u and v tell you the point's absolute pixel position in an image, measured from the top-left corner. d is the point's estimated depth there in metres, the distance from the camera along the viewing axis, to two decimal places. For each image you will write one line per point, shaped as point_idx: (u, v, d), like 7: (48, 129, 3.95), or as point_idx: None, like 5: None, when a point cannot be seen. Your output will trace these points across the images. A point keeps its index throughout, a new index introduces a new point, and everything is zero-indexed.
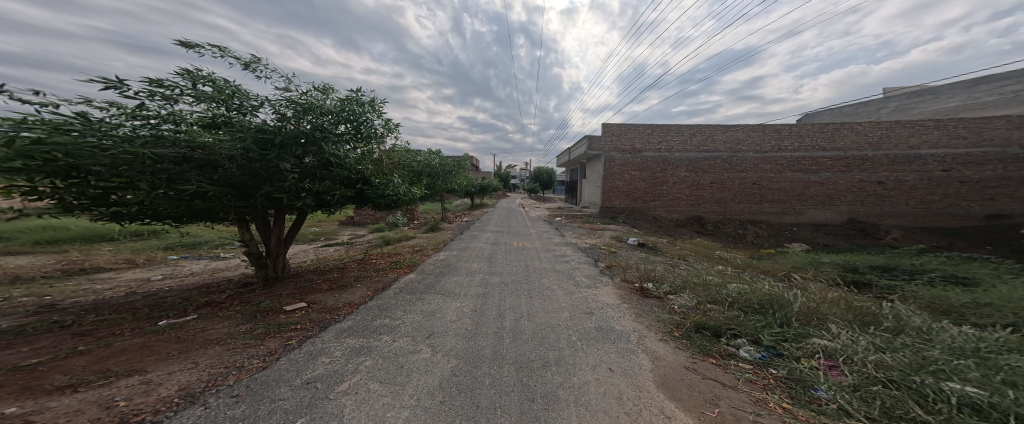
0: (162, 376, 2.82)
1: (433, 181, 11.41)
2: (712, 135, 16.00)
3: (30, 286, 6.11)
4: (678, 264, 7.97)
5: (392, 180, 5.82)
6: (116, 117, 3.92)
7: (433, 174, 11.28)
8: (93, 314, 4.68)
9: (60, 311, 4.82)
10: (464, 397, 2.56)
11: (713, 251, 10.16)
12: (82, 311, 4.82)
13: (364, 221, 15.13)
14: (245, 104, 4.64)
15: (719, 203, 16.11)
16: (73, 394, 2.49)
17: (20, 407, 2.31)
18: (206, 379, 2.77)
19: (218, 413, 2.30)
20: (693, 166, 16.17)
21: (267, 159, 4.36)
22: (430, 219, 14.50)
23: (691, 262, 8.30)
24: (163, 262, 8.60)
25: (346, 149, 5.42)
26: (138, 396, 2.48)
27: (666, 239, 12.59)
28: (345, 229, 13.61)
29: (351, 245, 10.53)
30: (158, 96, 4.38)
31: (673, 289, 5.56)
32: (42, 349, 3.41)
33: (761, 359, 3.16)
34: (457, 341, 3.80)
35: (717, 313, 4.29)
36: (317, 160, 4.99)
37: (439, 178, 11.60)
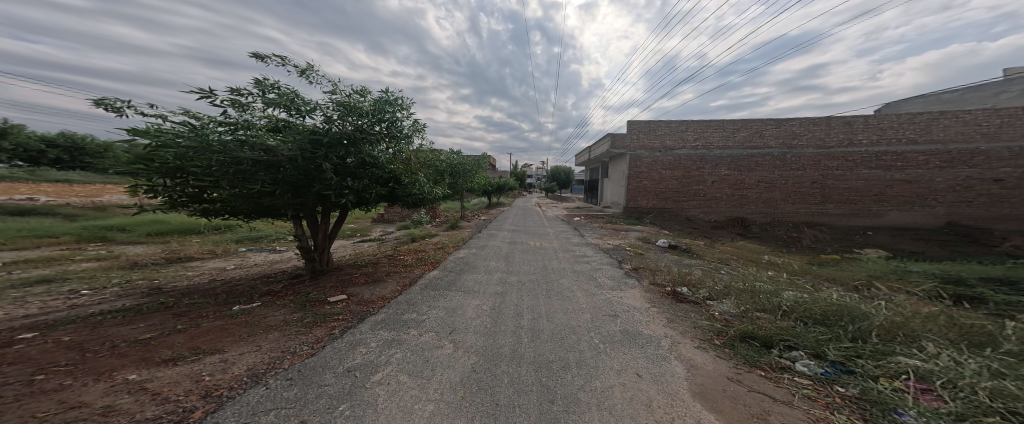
0: (232, 358, 3.11)
1: (455, 180, 11.65)
2: (761, 130, 15.11)
3: (143, 271, 7.11)
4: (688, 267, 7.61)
5: (418, 179, 6.01)
6: (205, 124, 4.39)
7: (455, 174, 11.50)
8: (189, 297, 5.27)
9: (165, 293, 5.53)
10: (483, 394, 2.60)
11: (760, 256, 9.56)
12: (181, 294, 5.46)
13: (392, 218, 15.73)
14: (303, 107, 5.01)
15: (768, 203, 15.18)
16: (173, 367, 2.87)
17: (137, 375, 2.71)
18: (268, 362, 3.03)
19: (276, 394, 2.51)
20: (735, 164, 15.36)
21: (315, 159, 4.72)
22: (450, 217, 14.86)
23: (735, 266, 7.85)
24: (237, 253, 9.49)
25: (380, 149, 5.64)
26: (218, 373, 2.79)
27: (703, 241, 12.00)
28: (377, 226, 14.28)
29: (382, 241, 11.01)
30: (237, 105, 4.85)
31: (713, 294, 5.31)
32: (154, 325, 3.94)
33: (825, 375, 2.90)
34: (477, 338, 3.87)
35: (765, 320, 4.08)
36: (356, 160, 5.24)
37: (459, 178, 11.78)
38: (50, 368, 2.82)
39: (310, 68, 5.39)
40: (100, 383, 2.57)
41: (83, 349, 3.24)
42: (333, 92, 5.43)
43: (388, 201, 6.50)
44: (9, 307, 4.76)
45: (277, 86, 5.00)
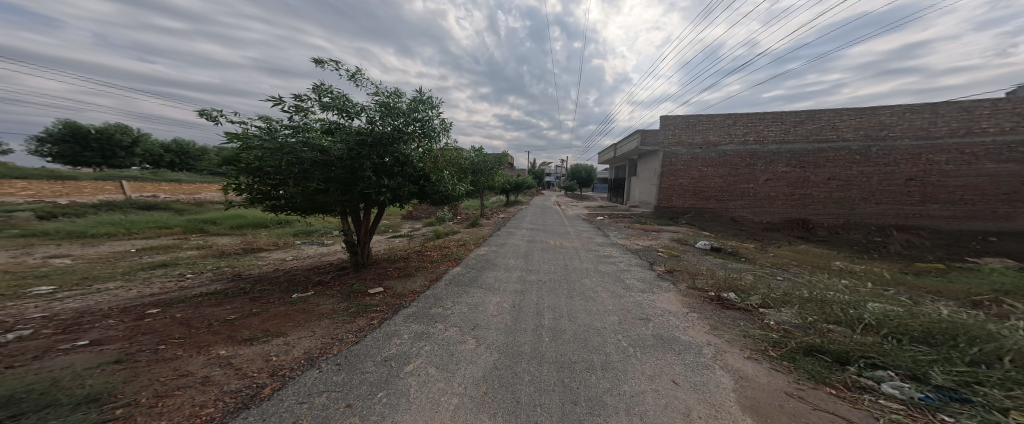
0: (286, 342, 3.45)
1: (477, 178, 11.88)
2: (834, 123, 13.45)
3: (227, 259, 8.14)
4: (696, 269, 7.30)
5: (445, 176, 6.26)
6: (274, 128, 4.95)
7: (477, 171, 11.78)
8: (262, 284, 5.94)
9: (244, 279, 6.31)
10: (505, 391, 2.67)
11: (828, 262, 8.60)
12: (256, 281, 6.19)
13: (419, 215, 16.39)
14: (351, 110, 5.39)
15: (843, 203, 13.38)
16: (251, 346, 3.31)
17: (225, 351, 3.17)
18: (319, 347, 3.36)
19: (327, 377, 2.79)
20: (795, 161, 13.97)
21: (360, 158, 5.10)
22: (470, 214, 15.19)
23: (795, 273, 7.15)
24: (294, 246, 10.42)
25: (413, 148, 5.88)
26: (282, 354, 3.16)
27: (753, 245, 11.02)
28: (405, 222, 14.97)
29: (410, 237, 11.54)
30: (299, 109, 5.35)
31: (765, 304, 4.93)
32: (238, 307, 4.53)
33: (926, 400, 2.47)
34: (498, 335, 3.95)
35: (828, 331, 3.72)
36: (392, 159, 5.53)
37: (481, 176, 12.03)
38: (170, 339, 3.41)
39: (355, 73, 5.68)
40: (200, 356, 3.05)
41: (187, 325, 3.81)
42: (376, 94, 5.76)
43: (418, 198, 6.75)
44: (138, 286, 5.71)
45: (331, 92, 5.38)
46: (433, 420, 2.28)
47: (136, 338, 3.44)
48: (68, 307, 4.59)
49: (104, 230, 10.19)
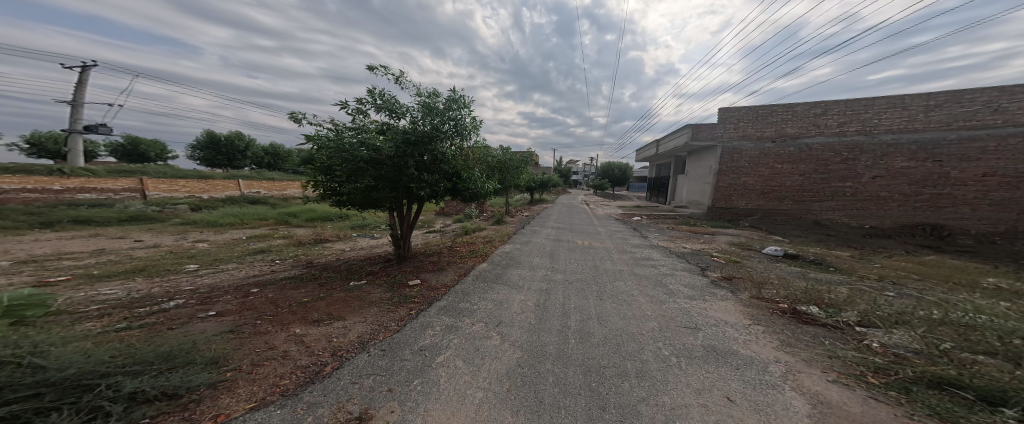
0: (339, 328, 3.71)
1: (503, 176, 11.96)
2: (998, 105, 10.09)
3: (302, 247, 9.28)
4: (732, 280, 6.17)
5: (474, 174, 6.39)
6: (340, 130, 5.46)
7: (503, 170, 11.88)
8: (327, 271, 6.61)
9: (316, 266, 7.10)
10: (528, 390, 2.62)
11: (965, 274, 6.75)
12: (325, 268, 6.98)
13: (450, 211, 16.98)
14: (397, 114, 5.72)
15: (1006, 207, 9.97)
16: (317, 327, 3.68)
17: (300, 329, 3.57)
18: (370, 332, 3.63)
19: (372, 361, 2.98)
20: (922, 152, 11.02)
21: (405, 156, 5.39)
22: (496, 212, 15.39)
23: (925, 290, 5.60)
24: (349, 237, 11.49)
25: (450, 146, 6.05)
26: (339, 336, 3.47)
27: (850, 253, 8.92)
28: (438, 218, 15.61)
29: (442, 232, 12.11)
30: (356, 112, 5.80)
31: (857, 322, 3.94)
32: (310, 291, 5.09)
33: None
34: (522, 333, 3.83)
35: (962, 366, 2.81)
36: (430, 157, 5.75)
37: (507, 173, 12.07)
38: (264, 316, 3.94)
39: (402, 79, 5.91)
40: (280, 334, 3.44)
41: (274, 306, 4.33)
42: (419, 95, 6.01)
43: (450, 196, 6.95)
44: (248, 267, 6.71)
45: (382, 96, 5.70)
46: (458, 411, 2.33)
47: (235, 314, 3.96)
48: (199, 283, 5.47)
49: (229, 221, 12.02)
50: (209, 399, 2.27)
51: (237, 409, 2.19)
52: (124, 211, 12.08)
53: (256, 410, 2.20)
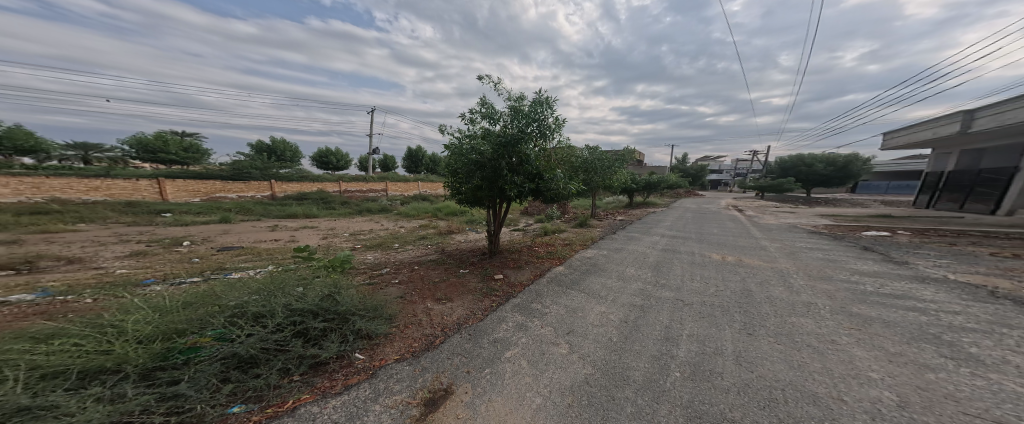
0: (438, 309, 3.44)
1: (589, 176, 11.22)
2: None
3: (450, 221, 10.28)
4: None
5: (557, 173, 4.77)
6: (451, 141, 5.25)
7: (589, 170, 11.16)
8: (460, 249, 6.30)
9: (466, 242, 7.05)
10: (595, 410, 1.91)
11: None
12: (470, 245, 6.60)
13: (531, 212, 17.10)
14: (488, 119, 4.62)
15: None
16: (435, 305, 3.55)
17: (429, 304, 3.54)
18: (470, 314, 3.35)
19: (457, 345, 2.69)
20: None
21: (491, 159, 4.58)
22: (579, 215, 14.62)
23: None
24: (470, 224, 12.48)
25: (535, 147, 4.77)
26: (447, 315, 3.29)
27: None
28: (522, 218, 15.72)
29: (524, 231, 12.15)
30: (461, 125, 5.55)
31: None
32: (443, 271, 4.82)
33: None
34: (599, 347, 2.70)
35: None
36: (514, 159, 4.66)
37: (594, 174, 11.21)
38: (418, 288, 4.06)
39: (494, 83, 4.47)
40: (417, 305, 3.52)
41: (424, 280, 4.37)
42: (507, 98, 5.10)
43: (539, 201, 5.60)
44: (423, 249, 6.66)
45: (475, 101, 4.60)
46: (515, 411, 1.91)
47: (405, 282, 4.30)
48: (402, 256, 6.08)
49: (421, 210, 12.40)
50: (374, 346, 2.58)
51: (391, 357, 2.45)
52: (374, 203, 15.15)
53: (395, 362, 2.39)
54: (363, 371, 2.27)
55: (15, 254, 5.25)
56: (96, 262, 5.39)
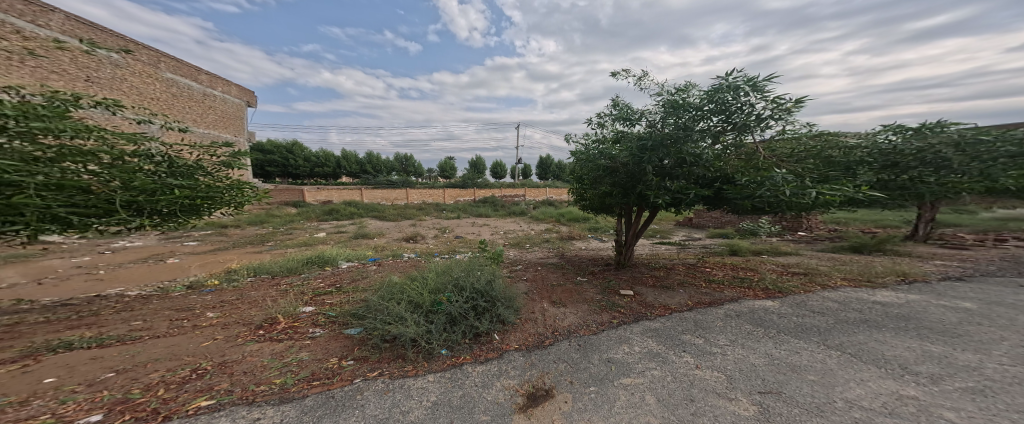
0: (553, 311, 3.07)
1: None
2: None
3: (584, 227, 9.95)
4: None
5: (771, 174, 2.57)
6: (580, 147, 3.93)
7: None
8: (580, 256, 5.73)
9: (593, 251, 6.45)
10: None
11: None
12: (592, 254, 5.85)
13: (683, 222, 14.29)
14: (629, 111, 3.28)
15: None
16: (550, 306, 3.21)
17: (546, 305, 3.23)
18: (584, 322, 2.81)
19: (563, 353, 2.30)
20: None
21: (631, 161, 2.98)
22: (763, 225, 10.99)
23: None
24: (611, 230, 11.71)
25: (707, 143, 2.85)
26: (560, 318, 2.90)
27: None
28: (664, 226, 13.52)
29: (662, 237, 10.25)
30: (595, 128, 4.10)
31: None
32: (565, 274, 4.51)
33: None
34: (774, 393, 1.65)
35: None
36: (672, 161, 2.86)
37: None
38: (537, 288, 3.84)
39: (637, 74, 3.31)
40: (532, 303, 3.26)
41: (544, 281, 4.22)
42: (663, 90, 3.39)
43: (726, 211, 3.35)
44: (542, 250, 6.83)
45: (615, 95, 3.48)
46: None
47: (531, 279, 4.35)
48: (527, 255, 6.42)
49: (550, 214, 12.83)
50: (504, 331, 2.61)
51: (513, 345, 2.42)
52: (516, 207, 16.31)
53: (515, 351, 2.34)
54: (494, 350, 2.35)
55: (409, 232, 9.60)
56: (428, 238, 8.77)
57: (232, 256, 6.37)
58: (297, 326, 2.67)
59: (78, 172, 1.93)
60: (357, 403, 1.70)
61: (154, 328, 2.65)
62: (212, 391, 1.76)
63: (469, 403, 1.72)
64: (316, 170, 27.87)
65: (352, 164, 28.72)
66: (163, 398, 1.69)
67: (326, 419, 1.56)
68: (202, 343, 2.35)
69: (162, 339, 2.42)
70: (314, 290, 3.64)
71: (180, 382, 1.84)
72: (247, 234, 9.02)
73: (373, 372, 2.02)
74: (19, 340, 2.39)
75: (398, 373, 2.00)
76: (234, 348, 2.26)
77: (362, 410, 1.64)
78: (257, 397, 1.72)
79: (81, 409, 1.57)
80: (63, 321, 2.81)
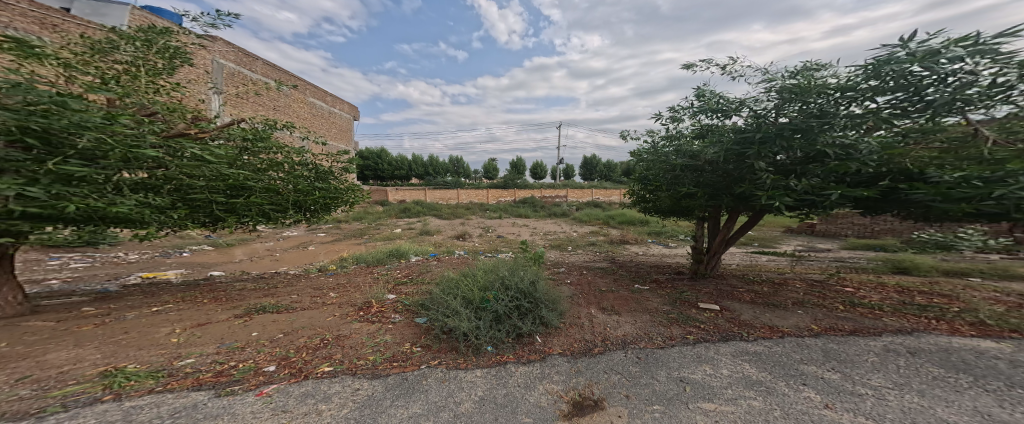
0: (603, 319, 2.76)
1: None
2: None
3: (637, 230, 9.29)
4: None
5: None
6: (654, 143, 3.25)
7: None
8: (632, 263, 5.26)
9: (648, 256, 5.89)
10: None
11: None
12: (642, 261, 5.32)
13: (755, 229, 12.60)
14: (722, 102, 2.75)
15: None
16: (599, 314, 2.86)
17: (594, 311, 2.92)
18: (644, 334, 2.43)
19: (620, 365, 2.01)
20: None
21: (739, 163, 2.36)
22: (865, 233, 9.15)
23: None
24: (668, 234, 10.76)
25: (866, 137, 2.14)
26: (614, 328, 2.57)
27: None
28: None
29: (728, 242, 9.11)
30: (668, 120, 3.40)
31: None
32: (616, 282, 4.12)
33: None
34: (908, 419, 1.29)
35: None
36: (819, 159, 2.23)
37: None
38: (582, 294, 3.53)
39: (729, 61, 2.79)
40: (578, 308, 2.99)
41: (591, 287, 3.94)
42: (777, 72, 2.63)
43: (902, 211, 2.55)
44: (589, 254, 6.47)
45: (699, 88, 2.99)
46: None
47: (576, 283, 4.10)
48: (572, 258, 6.14)
49: (596, 217, 12.31)
50: (546, 334, 2.43)
51: (556, 349, 2.23)
52: (558, 208, 15.97)
53: (558, 355, 2.15)
54: (534, 352, 2.19)
55: (460, 231, 9.87)
56: (470, 236, 8.87)
57: (340, 246, 7.46)
58: (386, 311, 2.84)
59: (274, 178, 3.09)
60: (420, 388, 1.71)
61: (302, 301, 3.07)
62: (332, 360, 1.98)
63: (513, 402, 1.60)
64: (398, 173, 29.52)
65: (414, 166, 30.80)
66: (306, 360, 1.97)
67: (394, 400, 1.58)
68: (328, 316, 2.66)
69: (303, 311, 2.77)
70: (394, 279, 3.91)
71: (313, 348, 2.13)
72: (355, 227, 10.40)
73: (437, 361, 2.04)
74: (244, 301, 3.07)
75: (456, 364, 2.00)
76: (345, 325, 2.49)
77: (424, 395, 1.65)
78: (357, 370, 1.87)
79: (267, 359, 1.97)
80: (259, 290, 3.49)
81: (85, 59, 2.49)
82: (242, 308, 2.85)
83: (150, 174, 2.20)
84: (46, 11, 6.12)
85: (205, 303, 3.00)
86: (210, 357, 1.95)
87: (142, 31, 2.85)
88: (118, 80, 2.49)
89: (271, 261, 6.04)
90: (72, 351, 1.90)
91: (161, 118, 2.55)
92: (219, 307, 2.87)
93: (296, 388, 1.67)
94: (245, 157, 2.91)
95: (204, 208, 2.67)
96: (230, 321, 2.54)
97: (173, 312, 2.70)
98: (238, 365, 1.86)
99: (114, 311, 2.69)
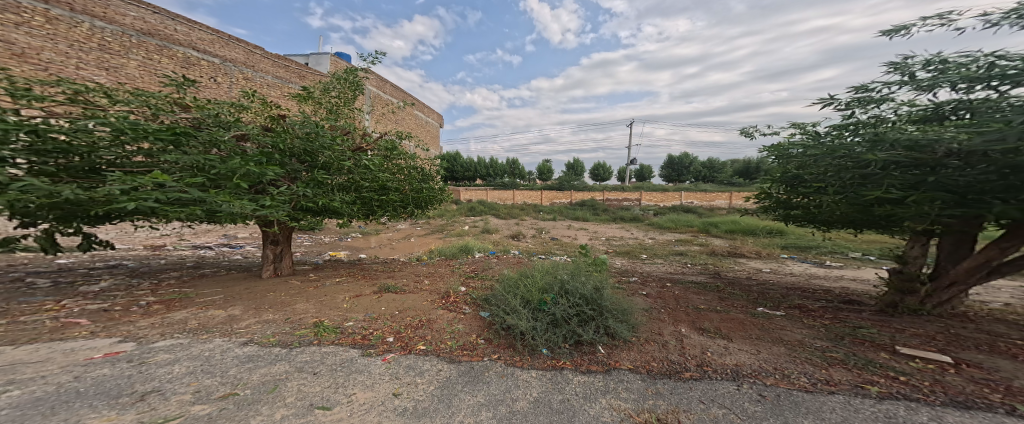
0: (701, 342, 2.17)
1: None
2: None
3: (746, 243, 7.80)
4: (78, 371, 1.36)
5: None
6: (839, 131, 2.50)
7: None
8: (749, 282, 4.33)
9: (771, 275, 4.81)
10: None
11: None
12: (751, 281, 4.37)
13: None
14: (988, 70, 1.97)
15: None
16: (694, 336, 2.25)
17: (680, 330, 2.36)
18: (769, 368, 1.77)
19: (735, 399, 1.45)
20: None
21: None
22: None
23: None
24: None
25: None
26: (718, 355, 1.95)
27: None
28: None
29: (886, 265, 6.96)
30: (852, 105, 2.59)
31: (15, 215, 1.89)
32: (714, 302, 3.44)
33: None
34: None
35: (224, 129, 2.42)
36: None
37: None
38: (665, 307, 3.10)
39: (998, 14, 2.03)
40: (659, 324, 2.47)
41: (680, 302, 3.36)
42: None
43: None
44: (683, 266, 5.66)
45: (933, 58, 2.25)
46: None
47: (653, 296, 3.55)
48: (651, 268, 5.48)
49: (684, 224, 10.91)
50: (612, 346, 2.00)
51: (626, 364, 1.81)
52: (628, 212, 14.86)
53: (628, 371, 1.73)
54: (597, 363, 1.81)
55: (535, 233, 9.84)
56: (523, 237, 8.82)
57: (431, 240, 8.06)
58: (457, 302, 2.79)
59: (400, 181, 3.46)
60: (484, 380, 1.58)
61: (409, 285, 3.34)
62: (418, 342, 2.00)
63: (570, 410, 1.32)
64: (471, 174, 31.99)
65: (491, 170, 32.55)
66: (418, 336, 2.09)
67: (462, 385, 1.50)
68: (423, 301, 2.75)
69: (407, 294, 2.93)
70: (464, 272, 4.00)
71: (416, 326, 2.24)
72: (441, 224, 11.31)
73: (514, 359, 1.84)
74: (379, 279, 3.48)
75: (517, 362, 1.80)
76: (432, 310, 2.53)
77: (484, 387, 1.51)
78: (441, 353, 1.87)
79: (393, 330, 2.15)
80: (383, 271, 4.01)
81: (312, 94, 3.34)
82: (379, 285, 3.23)
83: (345, 178, 2.88)
84: (302, 68, 10.41)
85: (359, 278, 3.49)
86: (364, 322, 2.27)
87: (341, 71, 3.65)
88: (337, 107, 3.42)
89: (390, 249, 6.89)
90: (306, 304, 2.54)
91: (351, 135, 3.25)
92: (363, 283, 3.27)
93: (405, 360, 1.76)
94: (388, 166, 3.39)
95: (368, 204, 3.20)
96: (367, 296, 2.80)
97: (337, 285, 3.15)
98: (373, 332, 2.10)
99: (324, 277, 3.40)
